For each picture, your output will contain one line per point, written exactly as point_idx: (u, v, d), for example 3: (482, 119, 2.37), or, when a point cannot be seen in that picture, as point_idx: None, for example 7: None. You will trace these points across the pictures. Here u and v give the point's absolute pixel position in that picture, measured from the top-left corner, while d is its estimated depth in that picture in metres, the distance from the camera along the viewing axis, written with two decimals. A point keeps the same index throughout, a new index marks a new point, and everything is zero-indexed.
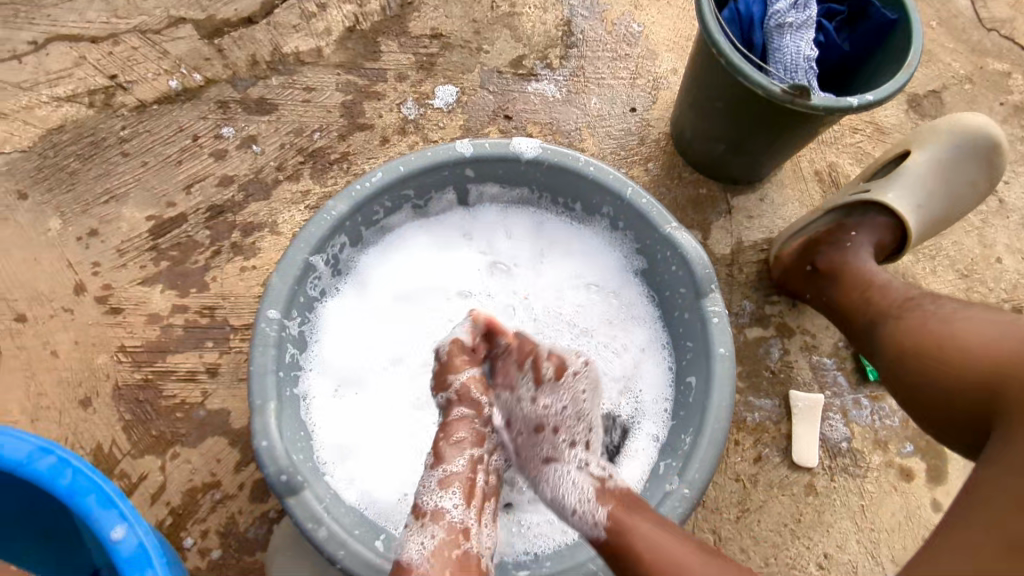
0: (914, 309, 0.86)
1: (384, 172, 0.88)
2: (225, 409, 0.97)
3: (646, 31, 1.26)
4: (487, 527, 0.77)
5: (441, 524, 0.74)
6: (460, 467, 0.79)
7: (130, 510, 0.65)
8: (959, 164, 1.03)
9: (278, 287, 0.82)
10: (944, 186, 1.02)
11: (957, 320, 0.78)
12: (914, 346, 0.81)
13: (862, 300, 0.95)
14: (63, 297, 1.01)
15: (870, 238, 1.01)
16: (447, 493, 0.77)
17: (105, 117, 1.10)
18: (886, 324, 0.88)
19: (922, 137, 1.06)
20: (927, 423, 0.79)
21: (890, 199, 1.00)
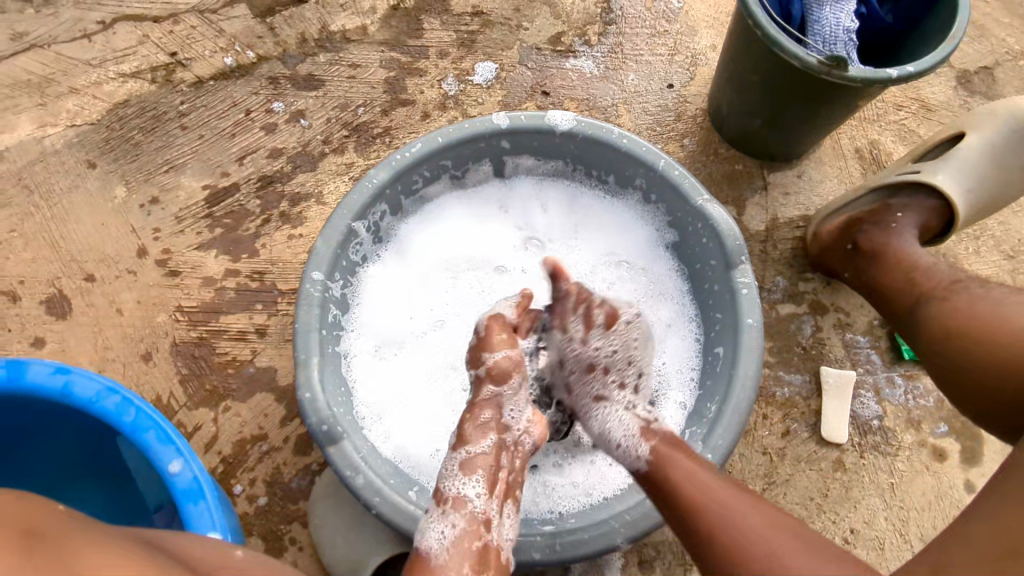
0: (960, 291, 0.84)
1: (424, 142, 0.92)
2: (273, 367, 1.04)
3: (686, 7, 1.26)
4: (508, 518, 0.75)
5: (462, 512, 0.72)
6: (486, 449, 0.78)
7: (185, 447, 0.72)
8: (1013, 146, 0.99)
9: (322, 251, 0.87)
10: (997, 171, 0.99)
11: (1007, 304, 0.76)
12: (961, 329, 0.79)
13: (905, 282, 0.93)
14: (127, 259, 1.09)
15: (915, 220, 0.99)
16: (470, 480, 0.75)
17: (166, 93, 1.17)
18: (931, 305, 0.86)
19: (977, 120, 1.02)
20: (965, 406, 0.79)
21: (939, 181, 0.97)
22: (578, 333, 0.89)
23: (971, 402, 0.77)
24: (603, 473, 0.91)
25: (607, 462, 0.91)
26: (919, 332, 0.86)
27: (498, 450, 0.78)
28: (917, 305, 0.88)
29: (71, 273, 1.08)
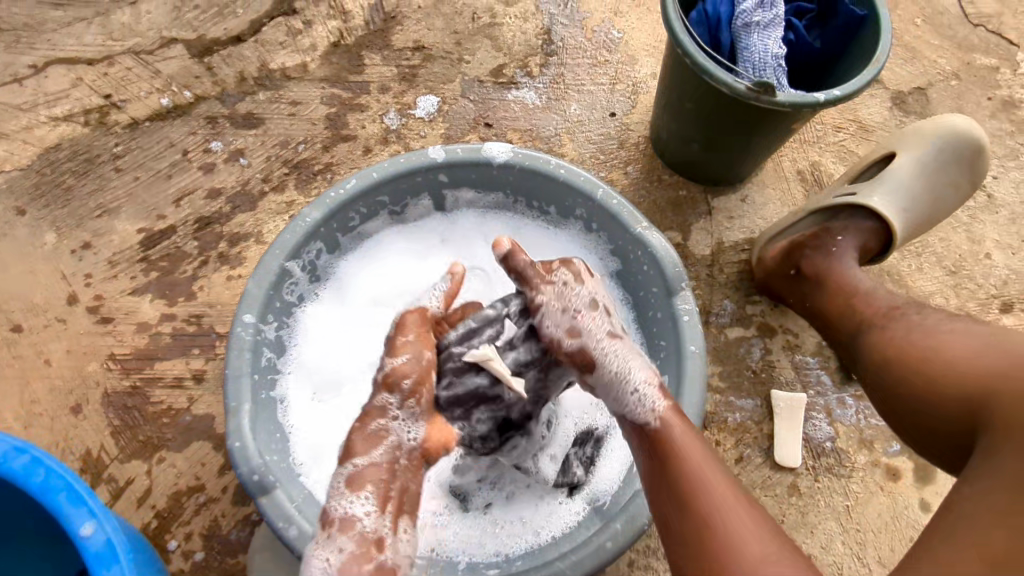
0: (900, 318, 0.83)
1: (358, 179, 0.91)
2: (210, 414, 1.00)
3: (625, 37, 1.27)
4: (405, 534, 0.69)
5: (350, 535, 0.66)
6: (377, 462, 0.70)
7: (99, 507, 0.67)
8: (942, 165, 1.01)
9: (254, 291, 0.84)
10: (931, 190, 1.01)
11: (942, 332, 0.74)
12: (901, 354, 0.77)
13: (848, 306, 0.92)
14: (58, 307, 1.05)
15: (855, 242, 0.99)
16: (359, 498, 0.68)
17: (100, 135, 1.15)
18: (872, 332, 0.85)
19: (906, 140, 1.04)
20: (914, 441, 0.75)
21: (875, 203, 0.99)
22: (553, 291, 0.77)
23: (918, 435, 0.73)
24: (550, 512, 0.87)
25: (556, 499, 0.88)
26: (861, 360, 0.84)
27: (390, 462, 0.71)
28: (860, 332, 0.87)
29: None
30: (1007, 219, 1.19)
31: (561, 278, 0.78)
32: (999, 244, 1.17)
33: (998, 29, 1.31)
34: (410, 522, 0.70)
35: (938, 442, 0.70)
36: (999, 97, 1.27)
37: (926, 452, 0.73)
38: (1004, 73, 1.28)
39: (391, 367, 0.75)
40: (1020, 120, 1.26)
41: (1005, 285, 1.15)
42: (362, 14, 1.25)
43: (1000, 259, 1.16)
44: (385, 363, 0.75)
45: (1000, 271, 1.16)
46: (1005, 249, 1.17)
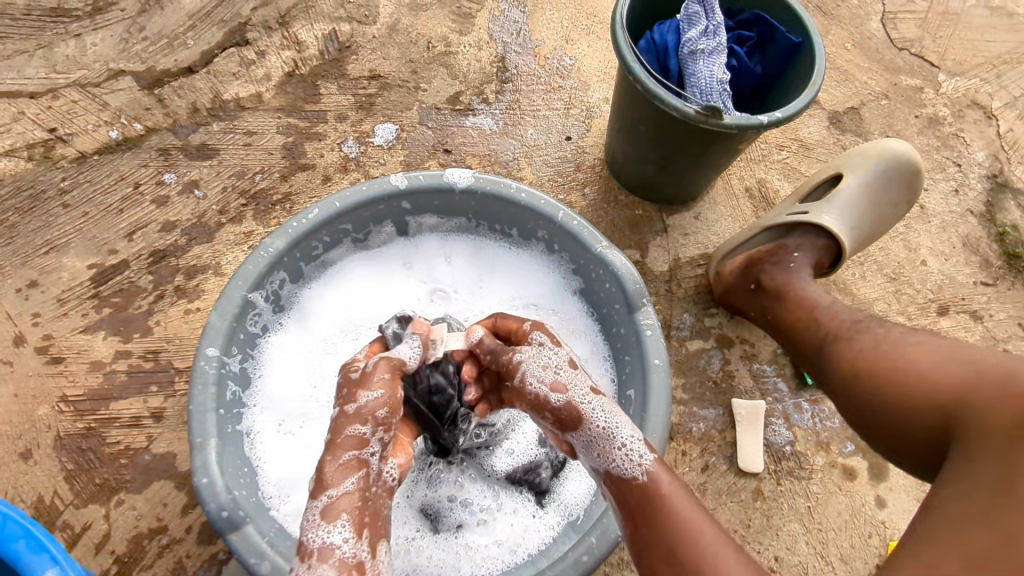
0: (865, 331, 0.86)
1: (321, 208, 0.91)
2: (171, 452, 0.97)
3: (577, 64, 1.32)
4: (385, 557, 0.66)
5: (330, 563, 0.61)
6: (351, 490, 0.67)
7: (62, 553, 0.64)
8: (887, 184, 1.08)
9: (217, 325, 0.83)
10: (874, 208, 1.07)
11: (908, 346, 0.77)
12: (871, 366, 0.79)
13: (808, 319, 0.95)
14: (3, 349, 1.00)
15: (810, 260, 1.04)
16: (335, 527, 0.64)
17: (45, 170, 1.11)
18: (840, 344, 0.87)
19: (853, 162, 1.10)
20: (881, 446, 0.79)
21: (827, 222, 1.04)
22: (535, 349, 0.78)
23: (885, 441, 0.77)
24: (525, 527, 0.88)
25: (530, 514, 0.89)
26: (829, 371, 0.87)
27: (364, 489, 0.69)
28: (826, 344, 0.89)
29: None
30: (939, 227, 1.28)
31: (539, 339, 0.80)
32: (933, 251, 1.25)
33: (920, 53, 1.41)
34: (386, 546, 0.67)
35: (906, 450, 0.74)
36: (925, 115, 1.36)
37: (893, 456, 0.78)
38: (928, 93, 1.38)
39: (367, 403, 0.73)
40: (944, 136, 1.35)
41: (941, 289, 1.22)
42: (317, 44, 1.25)
43: (934, 265, 1.24)
44: (354, 405, 0.73)
45: (935, 276, 1.23)
46: (939, 256, 1.25)
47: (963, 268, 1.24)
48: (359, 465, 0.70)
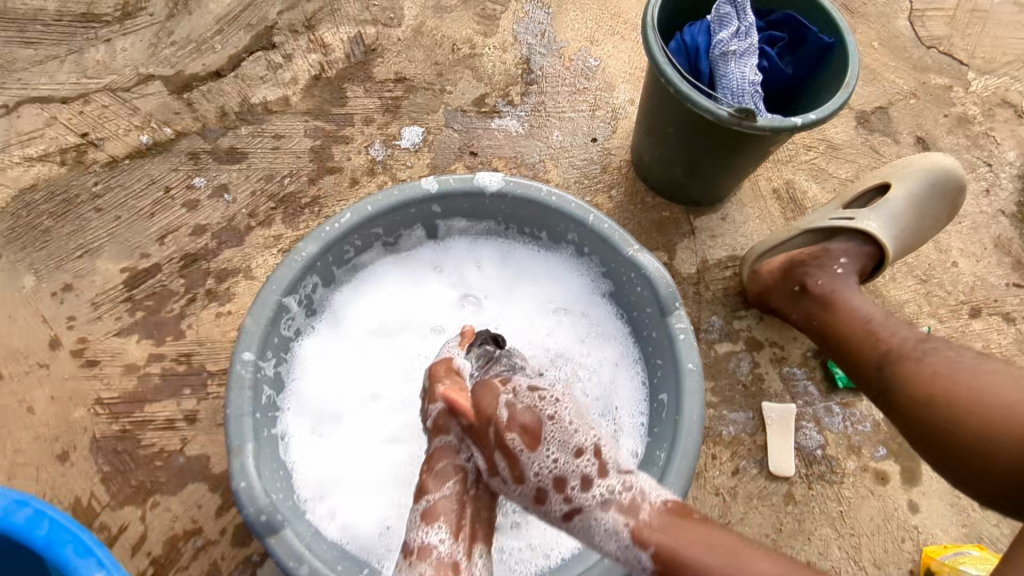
0: (934, 352, 0.81)
1: (353, 212, 0.91)
2: (205, 454, 0.98)
3: (602, 65, 1.31)
4: (479, 559, 0.75)
5: (429, 561, 0.72)
6: (448, 494, 0.77)
7: (108, 557, 0.65)
8: (934, 197, 1.07)
9: (252, 330, 0.84)
10: (918, 220, 1.06)
11: (986, 375, 0.74)
12: (947, 394, 0.76)
13: (865, 334, 0.91)
14: (39, 352, 1.02)
15: (856, 266, 1.03)
16: (434, 528, 0.74)
17: (77, 175, 1.12)
18: (904, 364, 0.83)
19: (897, 172, 1.09)
20: (947, 470, 0.77)
21: (874, 229, 1.03)
22: (518, 454, 0.77)
23: (947, 464, 0.77)
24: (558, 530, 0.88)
25: None
26: (892, 392, 0.83)
27: (461, 493, 0.78)
28: (887, 364, 0.85)
29: None
30: (970, 228, 1.26)
31: (514, 445, 0.77)
32: (964, 253, 1.24)
33: (948, 51, 1.39)
34: (482, 548, 0.76)
35: (980, 479, 0.74)
36: (954, 114, 1.34)
37: (957, 480, 0.77)
38: (957, 92, 1.36)
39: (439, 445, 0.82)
40: (974, 135, 1.33)
41: (973, 291, 1.21)
42: (342, 47, 1.26)
43: (965, 267, 1.23)
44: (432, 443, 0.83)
45: (966, 278, 1.22)
46: (970, 257, 1.23)
47: (994, 270, 1.23)
48: (456, 472, 0.80)
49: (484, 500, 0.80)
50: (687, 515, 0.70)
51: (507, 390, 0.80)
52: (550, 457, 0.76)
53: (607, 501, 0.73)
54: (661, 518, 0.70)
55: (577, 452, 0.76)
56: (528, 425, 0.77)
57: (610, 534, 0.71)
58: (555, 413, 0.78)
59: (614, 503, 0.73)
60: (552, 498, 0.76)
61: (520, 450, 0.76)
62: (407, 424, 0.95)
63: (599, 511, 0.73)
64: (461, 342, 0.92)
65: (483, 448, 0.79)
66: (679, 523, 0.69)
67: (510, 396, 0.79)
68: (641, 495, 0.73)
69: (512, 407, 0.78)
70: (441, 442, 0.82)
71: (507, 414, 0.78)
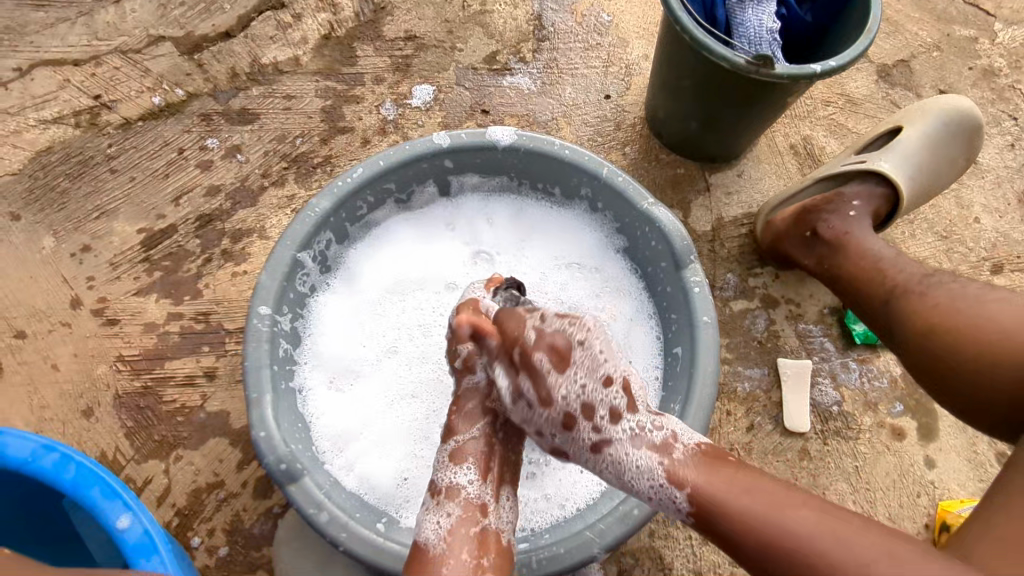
0: (938, 286, 0.81)
1: (365, 167, 0.91)
2: (225, 410, 0.99)
3: (615, 20, 1.28)
4: (507, 501, 0.75)
5: (457, 501, 0.73)
6: (476, 436, 0.78)
7: (133, 499, 0.66)
8: (948, 138, 1.05)
9: (267, 284, 0.84)
10: (935, 162, 1.04)
11: (990, 304, 0.73)
12: (946, 323, 0.76)
13: (875, 273, 0.91)
14: (61, 311, 1.03)
15: (869, 209, 1.02)
16: (462, 469, 0.75)
17: (92, 137, 1.13)
18: (909, 298, 0.83)
19: (911, 115, 1.08)
20: (948, 401, 0.78)
21: (887, 168, 1.02)
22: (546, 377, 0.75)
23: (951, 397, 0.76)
24: (573, 482, 0.89)
25: (577, 469, 0.90)
26: (897, 327, 0.83)
27: (488, 435, 0.79)
28: (894, 298, 0.85)
29: None
30: (993, 183, 1.23)
31: (541, 364, 0.75)
32: (986, 209, 1.21)
33: (975, 1, 1.35)
34: (509, 492, 0.77)
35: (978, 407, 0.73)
36: (979, 67, 1.31)
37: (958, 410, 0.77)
38: (983, 43, 1.32)
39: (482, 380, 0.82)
40: (1000, 88, 1.30)
41: (995, 247, 1.19)
42: (351, 5, 1.24)
43: (987, 223, 1.20)
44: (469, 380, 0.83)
45: (988, 234, 1.19)
46: (993, 213, 1.21)
47: (1018, 226, 1.20)
48: (484, 414, 0.80)
49: (510, 441, 0.81)
50: (721, 458, 0.69)
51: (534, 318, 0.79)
52: (577, 381, 0.75)
53: (636, 436, 0.72)
54: (695, 459, 0.69)
55: (605, 382, 0.74)
56: (557, 347, 0.76)
57: (643, 472, 0.70)
58: (584, 339, 0.76)
59: (644, 440, 0.72)
60: (580, 426, 0.74)
61: (547, 370, 0.75)
62: (423, 380, 0.96)
63: (630, 445, 0.72)
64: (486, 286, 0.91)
65: (512, 370, 0.77)
66: (717, 469, 0.67)
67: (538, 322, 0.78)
68: (674, 435, 0.72)
69: (541, 332, 0.77)
70: (468, 384, 0.82)
71: (533, 336, 0.77)
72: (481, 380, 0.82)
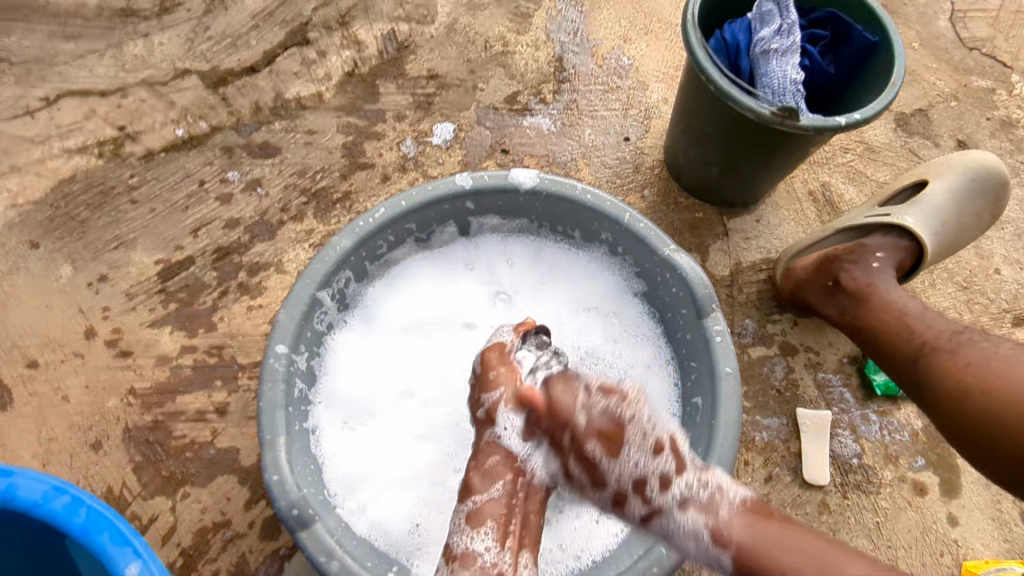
0: (969, 344, 0.79)
1: (387, 207, 0.91)
2: (235, 446, 0.98)
3: (636, 64, 1.30)
4: (525, 570, 0.72)
5: (472, 569, 0.69)
6: (497, 496, 0.75)
7: (144, 546, 0.65)
8: (972, 195, 1.05)
9: (286, 324, 0.84)
10: (959, 216, 1.03)
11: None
12: (981, 382, 0.74)
13: (902, 326, 0.89)
14: (74, 341, 1.03)
15: (892, 262, 1.00)
16: (479, 534, 0.72)
17: (114, 167, 1.14)
18: (940, 357, 0.81)
19: (936, 170, 1.07)
20: (981, 462, 0.76)
21: (910, 223, 1.00)
22: (600, 457, 0.74)
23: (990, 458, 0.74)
24: (589, 532, 0.87)
25: (593, 518, 0.88)
26: (927, 385, 0.82)
27: (509, 495, 0.76)
28: (922, 356, 0.84)
29: (12, 360, 1.01)
30: (1013, 235, 1.22)
31: (593, 450, 0.74)
32: (1007, 259, 1.20)
33: (992, 52, 1.36)
34: (529, 558, 0.73)
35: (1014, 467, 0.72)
36: (997, 117, 1.31)
37: (994, 473, 0.75)
38: (1000, 94, 1.32)
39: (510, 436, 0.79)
40: (1018, 139, 1.30)
41: (1016, 299, 1.17)
42: (376, 43, 1.26)
43: (1008, 274, 1.19)
44: (492, 434, 0.79)
45: (1009, 286, 1.18)
46: (1014, 264, 1.20)
47: None
48: (506, 471, 0.77)
49: (533, 502, 0.77)
50: (767, 515, 0.68)
51: (580, 390, 0.76)
52: (630, 460, 0.73)
53: (686, 499, 0.71)
54: (743, 517, 0.68)
55: (656, 451, 0.72)
56: (606, 431, 0.74)
57: (691, 534, 0.69)
58: (633, 413, 0.74)
59: (693, 502, 0.70)
60: (630, 502, 0.73)
61: (599, 456, 0.74)
62: (439, 421, 0.95)
63: (678, 512, 0.70)
64: (516, 331, 0.88)
65: (558, 452, 0.77)
66: (761, 521, 0.67)
67: (584, 397, 0.76)
68: (720, 492, 0.70)
69: (589, 411, 0.75)
70: (491, 436, 0.79)
71: (584, 420, 0.75)
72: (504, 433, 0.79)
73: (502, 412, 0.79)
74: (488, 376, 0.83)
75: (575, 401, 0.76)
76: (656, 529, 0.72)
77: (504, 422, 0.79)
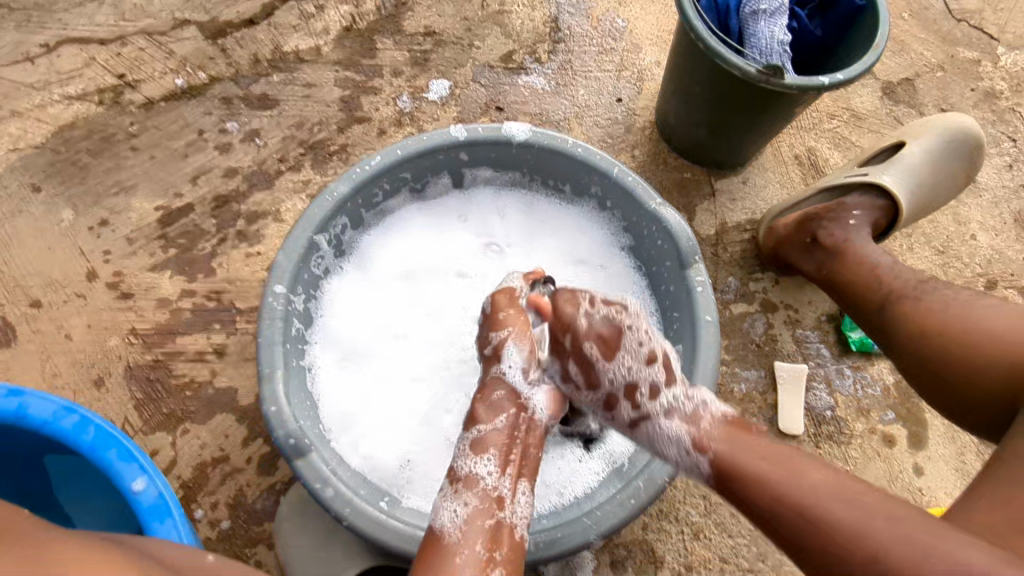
0: (932, 292, 0.84)
1: (382, 156, 0.93)
2: (233, 387, 1.02)
3: (630, 26, 1.31)
4: (524, 496, 0.74)
5: (474, 491, 0.72)
6: (500, 427, 0.78)
7: (150, 464, 0.69)
8: (948, 155, 1.08)
9: (283, 265, 0.86)
10: (934, 176, 1.07)
11: (981, 309, 0.76)
12: (938, 327, 0.79)
13: (873, 279, 0.93)
14: (77, 283, 1.06)
15: (868, 219, 1.04)
16: (482, 459, 0.75)
17: (114, 115, 1.15)
18: (904, 304, 0.85)
19: (915, 132, 1.11)
20: (938, 403, 0.80)
21: (886, 181, 1.04)
22: (597, 360, 0.79)
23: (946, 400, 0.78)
24: (572, 471, 0.91)
25: (576, 459, 0.92)
26: (892, 333, 0.86)
27: (511, 428, 0.78)
28: (889, 305, 0.88)
29: (15, 299, 1.04)
30: (990, 202, 1.26)
31: (591, 352, 0.79)
32: (983, 226, 1.24)
33: (979, 24, 1.38)
34: (528, 486, 0.75)
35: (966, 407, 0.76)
36: (981, 88, 1.34)
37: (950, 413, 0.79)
38: (985, 66, 1.35)
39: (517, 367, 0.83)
40: (1000, 110, 1.33)
41: (990, 264, 1.21)
42: None
43: (983, 240, 1.23)
44: (500, 368, 0.84)
45: (984, 251, 1.22)
46: (990, 230, 1.24)
47: (1013, 244, 1.23)
48: (511, 405, 0.80)
49: (533, 436, 0.79)
50: (744, 429, 0.73)
51: (585, 299, 0.82)
52: (624, 365, 0.78)
53: (672, 409, 0.76)
54: (723, 429, 0.73)
55: (649, 360, 0.78)
56: (605, 336, 0.79)
57: (673, 441, 0.74)
58: (632, 323, 0.80)
59: (678, 412, 0.76)
60: (620, 405, 0.79)
61: (596, 358, 0.79)
62: (431, 364, 0.98)
63: (664, 419, 0.76)
64: (524, 278, 0.93)
65: (560, 354, 0.82)
66: (739, 434, 0.72)
67: (588, 305, 0.81)
68: (703, 406, 0.76)
69: (591, 317, 0.81)
70: (497, 372, 0.83)
71: (586, 324, 0.80)
72: (510, 371, 0.83)
73: (506, 348, 0.84)
74: (498, 316, 0.87)
75: (579, 308, 0.81)
76: (640, 433, 0.78)
77: (509, 359, 0.84)
